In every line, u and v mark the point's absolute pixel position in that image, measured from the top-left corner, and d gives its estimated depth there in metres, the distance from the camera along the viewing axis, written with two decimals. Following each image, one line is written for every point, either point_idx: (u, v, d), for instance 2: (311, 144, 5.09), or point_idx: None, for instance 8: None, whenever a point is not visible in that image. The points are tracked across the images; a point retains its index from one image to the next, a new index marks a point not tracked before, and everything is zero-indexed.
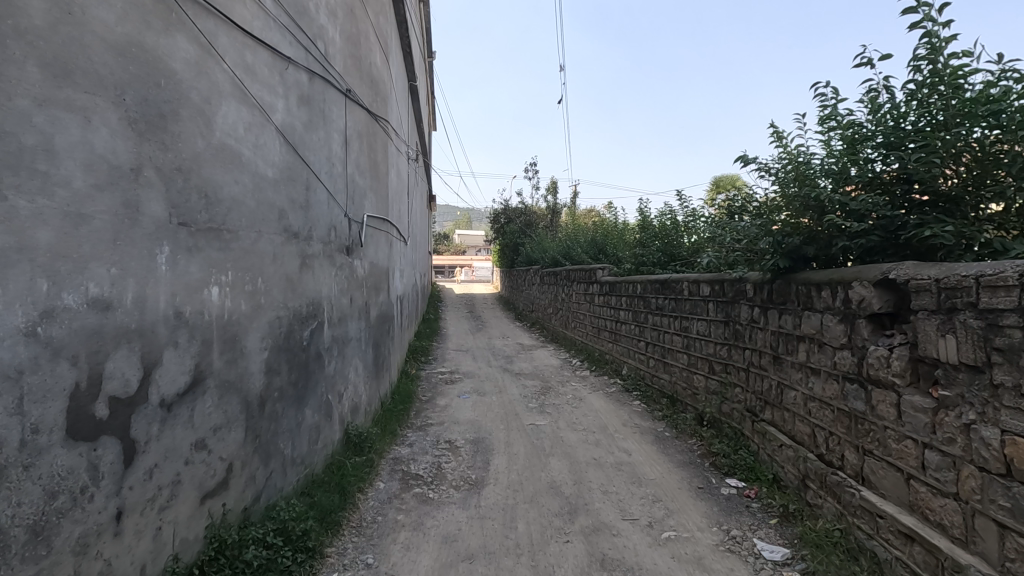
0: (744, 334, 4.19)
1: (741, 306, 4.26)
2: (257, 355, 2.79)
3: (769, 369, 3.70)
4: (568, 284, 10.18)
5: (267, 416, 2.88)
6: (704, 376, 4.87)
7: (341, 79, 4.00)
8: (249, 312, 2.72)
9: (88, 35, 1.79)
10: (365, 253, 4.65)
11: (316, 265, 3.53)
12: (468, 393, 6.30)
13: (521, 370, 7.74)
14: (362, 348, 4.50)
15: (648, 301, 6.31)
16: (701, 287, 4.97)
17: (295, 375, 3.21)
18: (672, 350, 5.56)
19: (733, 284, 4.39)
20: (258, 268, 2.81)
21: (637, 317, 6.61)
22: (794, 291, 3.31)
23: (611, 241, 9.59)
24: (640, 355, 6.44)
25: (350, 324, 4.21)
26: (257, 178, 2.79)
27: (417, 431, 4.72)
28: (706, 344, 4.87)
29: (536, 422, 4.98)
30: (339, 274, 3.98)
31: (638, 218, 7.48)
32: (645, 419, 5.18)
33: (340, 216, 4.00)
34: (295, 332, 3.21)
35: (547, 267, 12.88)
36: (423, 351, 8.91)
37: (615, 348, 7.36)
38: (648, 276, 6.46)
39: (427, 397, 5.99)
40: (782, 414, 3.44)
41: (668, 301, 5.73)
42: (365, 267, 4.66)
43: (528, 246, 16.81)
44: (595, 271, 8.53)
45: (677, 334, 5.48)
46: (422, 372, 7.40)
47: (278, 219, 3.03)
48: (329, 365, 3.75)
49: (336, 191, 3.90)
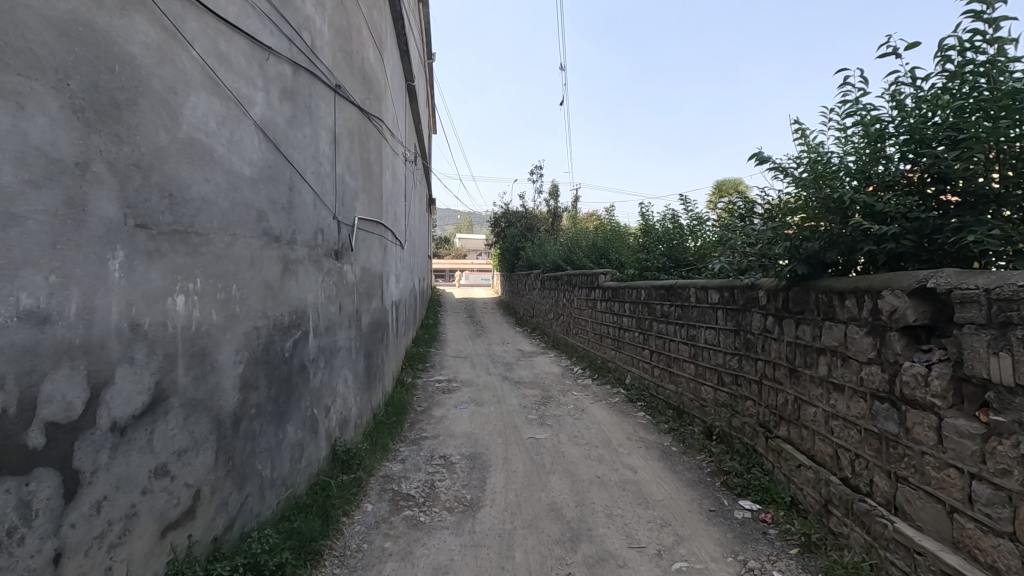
0: (756, 344, 3.95)
1: (753, 314, 4.02)
2: (231, 369, 2.56)
3: (784, 383, 3.47)
4: (569, 290, 9.94)
5: (242, 436, 2.65)
6: (713, 387, 4.64)
7: (330, 74, 3.77)
8: (221, 322, 2.49)
9: (22, 10, 1.57)
10: (356, 258, 4.42)
11: (300, 270, 3.30)
12: (465, 403, 6.06)
13: (521, 379, 7.50)
14: (352, 357, 4.26)
15: (653, 308, 6.07)
16: (709, 294, 4.74)
17: (276, 389, 2.97)
18: (679, 360, 5.32)
19: (745, 291, 4.16)
20: (233, 274, 2.59)
21: (641, 324, 6.37)
22: (813, 299, 3.07)
23: (614, 245, 9.35)
24: (645, 363, 6.20)
25: (339, 333, 3.98)
26: (231, 176, 2.57)
27: (410, 446, 4.48)
28: (714, 354, 4.64)
29: (535, 436, 4.73)
30: (327, 280, 3.75)
31: (641, 221, 7.26)
32: (650, 432, 4.93)
33: (328, 219, 3.77)
34: (275, 343, 2.98)
35: (548, 271, 12.65)
36: (421, 358, 8.67)
37: (618, 355, 7.12)
38: (653, 282, 6.23)
39: (422, 408, 5.74)
40: (800, 431, 3.21)
41: (674, 308, 5.49)
42: (356, 272, 4.43)
43: (529, 250, 16.60)
44: (597, 276, 8.30)
45: (683, 343, 5.25)
46: (419, 380, 7.16)
47: (257, 222, 2.80)
48: (315, 377, 3.51)
49: (323, 192, 3.67)
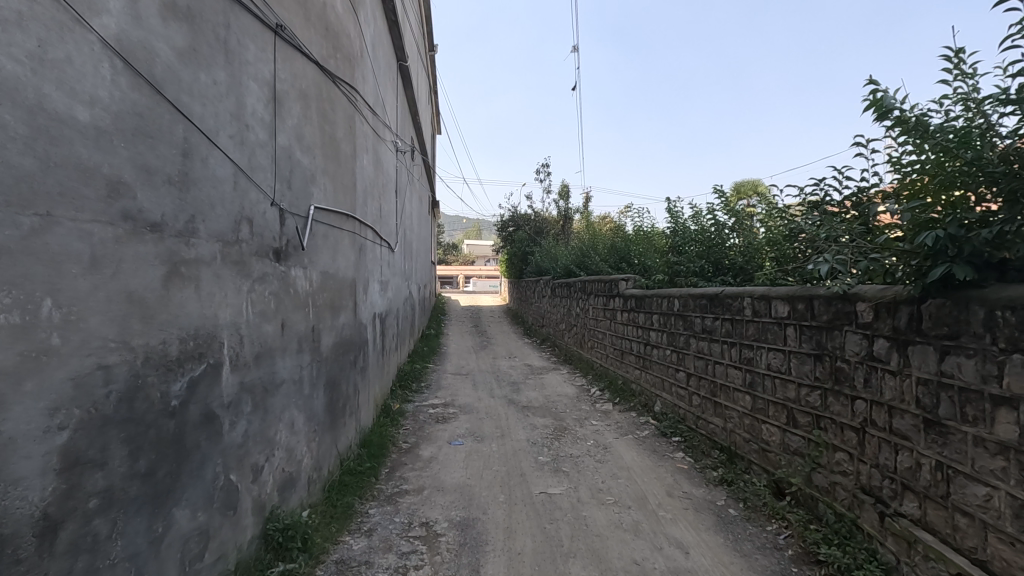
0: (852, 376, 2.88)
1: (845, 335, 2.95)
2: (37, 445, 1.51)
3: (912, 439, 2.39)
4: (584, 297, 8.87)
5: (68, 550, 1.60)
6: (779, 427, 3.56)
7: (266, 7, 2.74)
8: (11, 364, 1.45)
9: None
10: (312, 261, 3.37)
11: (204, 276, 2.25)
12: (462, 437, 4.98)
13: (528, 403, 6.41)
14: (303, 392, 3.20)
15: (689, 321, 5.00)
16: (774, 306, 3.66)
17: (150, 461, 1.92)
18: (728, 388, 4.24)
19: (831, 303, 3.09)
20: (47, 282, 1.55)
21: (675, 340, 5.28)
22: (982, 317, 2.01)
23: (636, 247, 8.23)
24: (679, 388, 5.12)
25: (280, 363, 2.92)
26: (43, 118, 1.54)
27: (382, 507, 3.42)
28: (780, 383, 3.56)
29: (548, 491, 3.64)
30: (259, 290, 2.70)
31: (670, 217, 6.19)
32: (695, 483, 3.85)
33: (261, 205, 2.72)
34: (148, 388, 1.92)
35: (559, 277, 11.60)
36: (415, 377, 7.61)
37: (644, 377, 6.03)
38: (687, 290, 5.16)
39: (407, 446, 4.69)
40: (953, 517, 2.15)
41: (720, 322, 4.41)
42: (312, 280, 3.39)
43: (539, 255, 15.55)
44: (617, 283, 7.19)
45: (735, 366, 4.16)
46: (409, 406, 6.10)
47: (108, 200, 1.76)
48: (234, 430, 2.45)
49: (251, 168, 2.63)
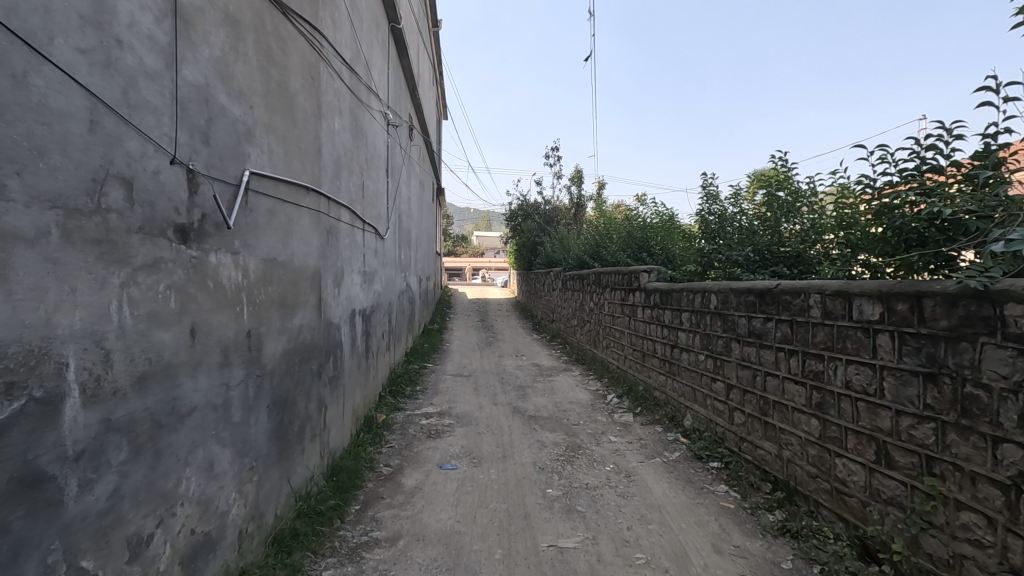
0: (993, 409, 2.04)
1: (978, 350, 2.10)
2: None
3: None
4: (599, 291, 8.00)
5: None
6: (863, 465, 2.71)
7: None
8: None
9: None
10: (246, 244, 2.54)
11: (21, 263, 1.43)
12: (456, 459, 4.16)
13: (536, 412, 5.58)
14: (232, 420, 2.39)
15: (729, 321, 4.13)
16: (856, 306, 2.79)
17: None
18: (786, 407, 3.39)
19: (953, 303, 2.23)
20: None
21: (711, 344, 4.43)
22: None
23: (659, 235, 7.31)
24: (717, 402, 4.27)
25: (190, 384, 2.11)
26: None
27: (341, 569, 2.61)
28: (865, 408, 2.71)
29: (558, 545, 2.81)
30: (146, 284, 1.87)
31: (704, 196, 5.27)
32: (749, 531, 3.02)
33: (148, 160, 1.89)
34: None
35: (571, 268, 10.75)
36: (410, 380, 6.80)
37: (671, 384, 5.19)
38: (726, 283, 4.28)
39: (388, 471, 3.88)
40: None
41: (774, 324, 3.55)
42: (248, 271, 2.56)
43: (549, 244, 14.68)
44: (637, 275, 6.29)
45: (794, 381, 3.31)
46: (399, 417, 5.29)
47: None
48: (96, 491, 1.65)
49: (128, 104, 1.80)
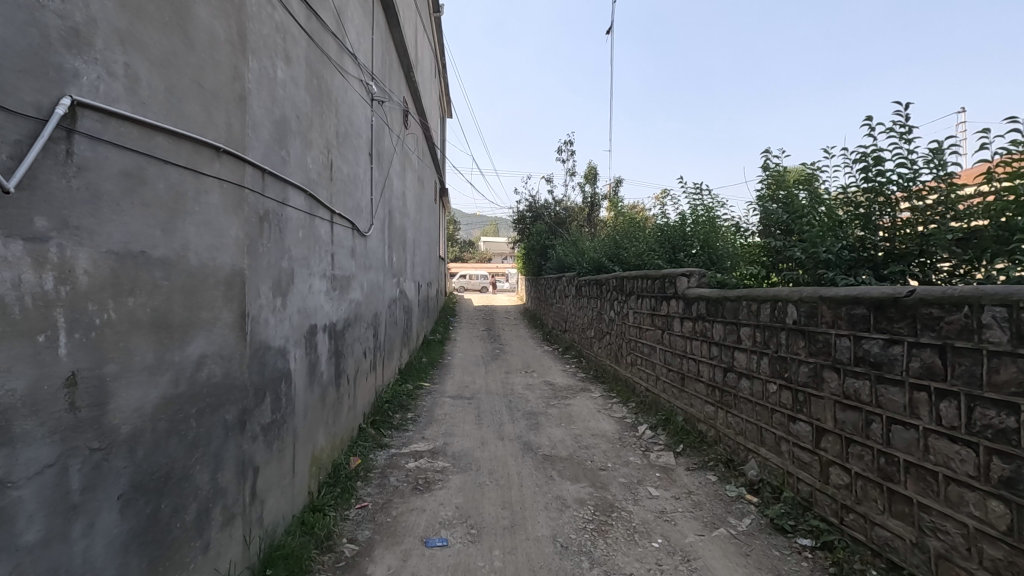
0: None
1: None
2: None
3: None
4: (622, 299, 6.89)
5: None
6: None
7: None
8: None
9: None
10: (68, 224, 1.47)
11: None
12: (446, 528, 3.08)
13: (552, 451, 4.48)
14: (20, 541, 1.31)
15: (821, 341, 3.02)
16: None
17: None
18: (931, 476, 2.28)
19: None
20: None
21: (789, 371, 3.31)
22: None
23: (697, 234, 6.18)
24: (801, 451, 3.15)
25: None
26: None
27: None
28: None
29: None
30: None
31: (768, 179, 4.18)
32: None
33: None
34: None
35: (587, 273, 9.65)
36: (400, 406, 5.72)
37: (725, 419, 4.08)
38: (813, 291, 3.15)
39: (352, 554, 2.79)
40: None
41: (903, 350, 2.44)
42: (71, 270, 1.48)
43: (560, 247, 13.58)
44: (673, 279, 5.17)
45: (948, 437, 2.20)
46: (379, 459, 4.20)
47: None
48: None
49: None
